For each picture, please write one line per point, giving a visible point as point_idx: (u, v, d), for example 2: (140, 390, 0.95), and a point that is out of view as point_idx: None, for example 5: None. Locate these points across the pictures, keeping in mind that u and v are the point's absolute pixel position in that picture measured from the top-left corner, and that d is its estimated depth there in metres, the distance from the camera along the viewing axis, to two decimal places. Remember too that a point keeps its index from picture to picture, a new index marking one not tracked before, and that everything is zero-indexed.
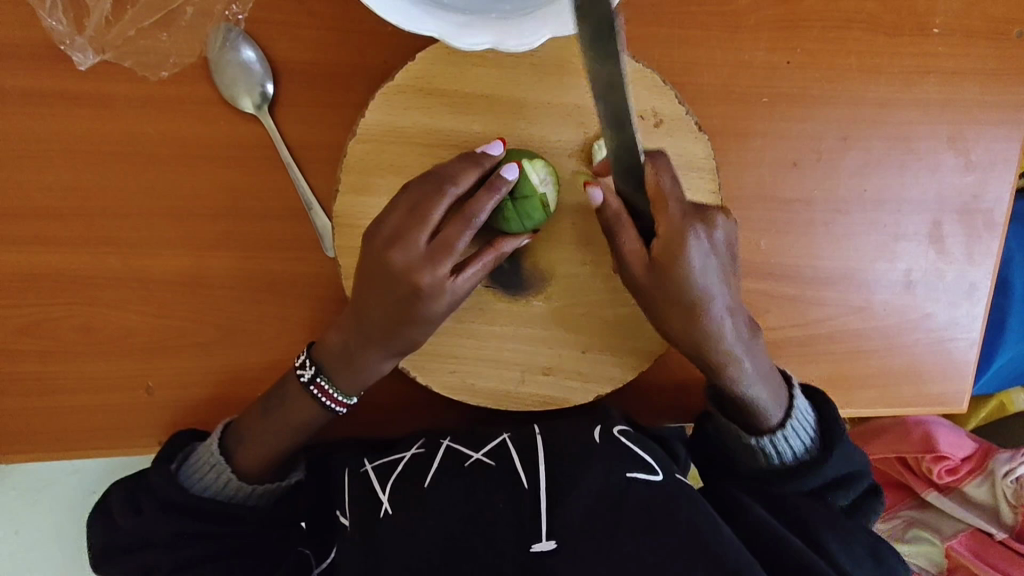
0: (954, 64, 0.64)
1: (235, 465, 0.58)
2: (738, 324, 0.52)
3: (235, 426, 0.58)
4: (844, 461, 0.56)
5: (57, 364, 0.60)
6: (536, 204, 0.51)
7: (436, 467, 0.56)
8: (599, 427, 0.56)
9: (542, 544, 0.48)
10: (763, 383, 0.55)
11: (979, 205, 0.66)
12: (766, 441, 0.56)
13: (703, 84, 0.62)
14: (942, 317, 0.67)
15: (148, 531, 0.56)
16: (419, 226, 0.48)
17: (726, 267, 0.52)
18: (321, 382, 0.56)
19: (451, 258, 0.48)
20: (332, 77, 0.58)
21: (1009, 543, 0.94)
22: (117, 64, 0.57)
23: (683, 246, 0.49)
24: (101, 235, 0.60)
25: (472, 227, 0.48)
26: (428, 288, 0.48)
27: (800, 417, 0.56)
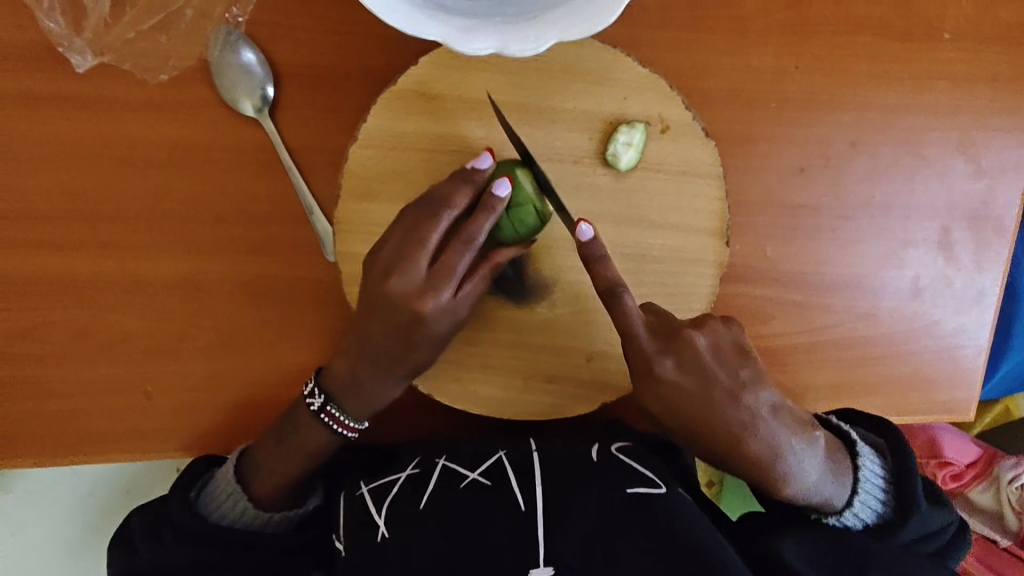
0: (965, 69, 0.63)
1: (251, 495, 0.59)
2: (786, 440, 0.51)
3: (248, 453, 0.58)
4: (924, 521, 0.54)
5: (57, 368, 0.60)
6: (530, 212, 0.50)
7: (432, 486, 0.56)
8: (598, 445, 0.57)
9: (539, 571, 0.47)
10: (827, 483, 0.53)
11: (989, 211, 0.65)
12: (833, 520, 0.55)
13: (709, 89, 0.61)
14: (950, 325, 0.66)
15: (168, 560, 0.57)
16: (418, 251, 0.49)
17: (734, 378, 0.51)
18: (331, 410, 0.55)
19: (452, 283, 0.49)
20: (334, 80, 0.58)
21: (1014, 549, 0.94)
22: (115, 66, 0.57)
23: (665, 384, 0.51)
24: (99, 238, 0.59)
25: (471, 250, 0.49)
26: (429, 314, 0.49)
27: (867, 486, 0.55)
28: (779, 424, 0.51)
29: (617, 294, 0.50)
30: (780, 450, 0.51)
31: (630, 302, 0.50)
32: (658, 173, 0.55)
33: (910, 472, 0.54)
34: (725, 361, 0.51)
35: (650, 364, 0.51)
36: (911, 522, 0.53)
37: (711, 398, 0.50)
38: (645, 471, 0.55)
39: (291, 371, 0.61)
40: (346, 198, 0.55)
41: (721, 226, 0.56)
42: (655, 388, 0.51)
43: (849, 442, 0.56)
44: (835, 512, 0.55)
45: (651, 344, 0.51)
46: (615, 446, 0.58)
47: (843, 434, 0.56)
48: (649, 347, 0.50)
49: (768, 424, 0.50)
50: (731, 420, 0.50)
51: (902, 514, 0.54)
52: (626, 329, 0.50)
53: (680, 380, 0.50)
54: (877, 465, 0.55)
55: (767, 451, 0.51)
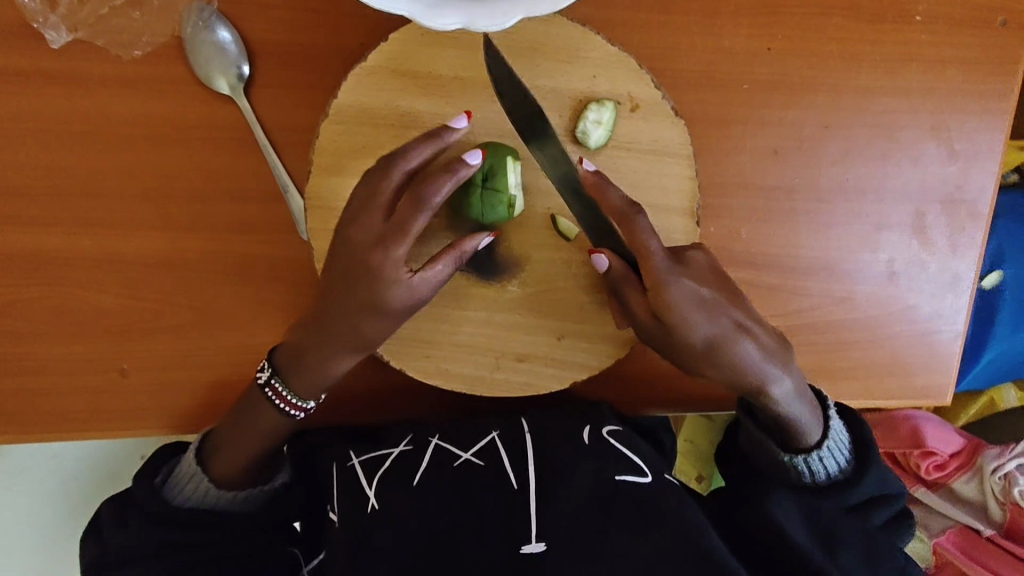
0: (938, 52, 0.63)
1: (212, 474, 0.59)
2: (766, 352, 0.52)
3: (212, 434, 0.59)
4: (879, 482, 0.58)
5: (31, 344, 0.60)
6: (503, 203, 0.51)
7: (425, 466, 0.56)
8: (588, 426, 0.57)
9: (531, 545, 0.49)
10: (802, 401, 0.55)
11: (963, 195, 0.65)
12: (800, 460, 0.57)
13: (682, 70, 0.61)
14: (926, 309, 0.66)
15: (136, 546, 0.56)
16: (372, 204, 0.49)
17: (729, 294, 0.52)
18: (275, 386, 0.56)
19: (406, 241, 0.48)
20: (309, 58, 0.58)
21: (997, 539, 0.93)
22: (89, 43, 0.57)
23: (674, 294, 0.49)
24: (75, 215, 0.59)
25: (425, 209, 0.47)
26: (381, 270, 0.49)
27: (834, 438, 0.57)
28: (750, 336, 0.52)
29: (633, 215, 0.49)
30: (762, 362, 0.52)
31: (645, 223, 0.49)
32: (628, 151, 0.55)
33: (870, 436, 0.58)
34: (720, 278, 0.52)
35: (660, 277, 0.49)
36: (868, 479, 0.57)
37: (711, 307, 0.51)
38: (634, 458, 0.55)
39: (266, 349, 0.61)
40: (318, 173, 0.55)
41: (691, 206, 0.56)
42: (659, 298, 0.49)
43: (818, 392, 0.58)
44: (804, 451, 0.57)
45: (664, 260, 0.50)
46: (607, 429, 0.58)
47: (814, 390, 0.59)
48: (661, 259, 0.49)
49: (731, 327, 0.51)
50: (727, 330, 0.51)
51: (861, 470, 0.57)
52: (641, 247, 0.49)
53: (698, 292, 0.50)
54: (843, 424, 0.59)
55: (757, 361, 0.52)
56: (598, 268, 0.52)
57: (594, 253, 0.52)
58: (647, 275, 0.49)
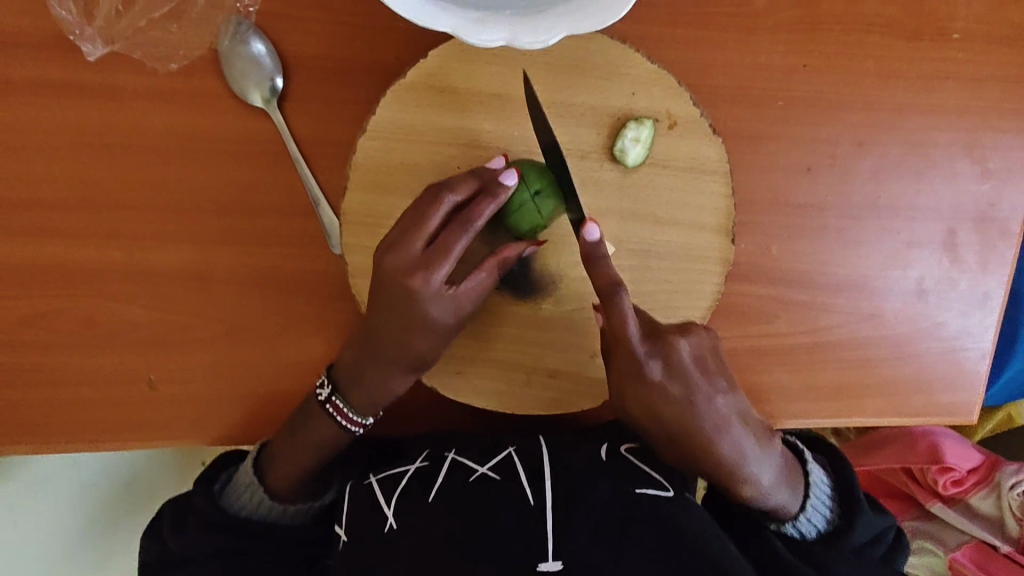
0: (973, 70, 0.63)
1: (267, 485, 0.59)
2: (745, 447, 0.51)
3: (266, 447, 0.59)
4: (869, 524, 0.57)
5: (62, 355, 0.60)
6: (528, 218, 0.51)
7: (440, 480, 0.56)
8: (607, 445, 0.59)
9: (549, 563, 0.46)
10: (783, 486, 0.54)
11: (994, 213, 0.65)
12: (789, 527, 0.56)
13: (718, 86, 0.62)
14: (953, 327, 0.66)
15: (192, 548, 0.58)
16: (415, 232, 0.48)
17: (713, 385, 0.51)
18: (336, 402, 0.56)
19: (448, 263, 0.48)
20: (345, 72, 0.58)
21: (1014, 555, 0.93)
22: (125, 55, 0.57)
23: (652, 379, 0.50)
24: (106, 227, 0.59)
25: (470, 232, 0.48)
26: (423, 292, 0.48)
27: (816, 491, 0.57)
28: (731, 437, 0.50)
29: (613, 294, 0.48)
30: (743, 457, 0.51)
31: (625, 303, 0.48)
32: (664, 169, 0.55)
33: (852, 483, 0.58)
34: (704, 368, 0.51)
35: (637, 363, 0.50)
36: (857, 524, 0.56)
37: (688, 402, 0.50)
38: (655, 476, 0.56)
39: (295, 363, 0.61)
40: (354, 188, 0.55)
41: (726, 223, 0.56)
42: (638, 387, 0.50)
43: (797, 449, 0.58)
44: (789, 519, 0.56)
45: (642, 346, 0.50)
46: (625, 449, 0.59)
47: (797, 451, 0.59)
48: (640, 347, 0.49)
49: (712, 425, 0.50)
50: (706, 425, 0.50)
51: (847, 518, 0.57)
52: (619, 332, 0.49)
53: (666, 386, 0.50)
54: (824, 472, 0.59)
55: (737, 456, 0.51)
56: None
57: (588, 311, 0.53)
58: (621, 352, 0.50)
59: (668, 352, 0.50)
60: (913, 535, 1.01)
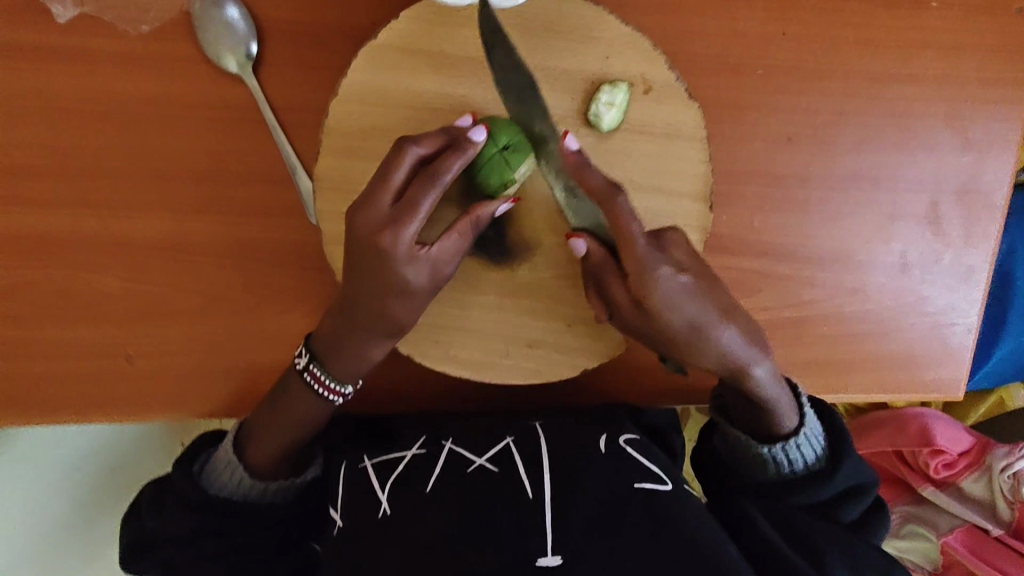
0: (954, 38, 0.62)
1: (247, 464, 0.58)
2: (745, 332, 0.50)
3: (247, 423, 0.58)
4: (853, 473, 0.56)
5: (38, 325, 0.59)
6: (497, 173, 0.50)
7: (439, 469, 0.55)
8: (606, 436, 0.56)
9: (547, 558, 0.46)
10: (779, 383, 0.53)
11: (978, 185, 0.64)
12: (779, 450, 0.56)
13: (695, 54, 0.61)
14: (939, 302, 0.65)
15: (171, 529, 0.57)
16: (382, 188, 0.48)
17: (706, 272, 0.50)
18: (314, 369, 0.55)
19: (416, 219, 0.47)
20: (319, 37, 0.58)
21: (1005, 539, 0.92)
22: (96, 18, 0.56)
23: (663, 278, 0.47)
24: (81, 197, 0.59)
25: (437, 187, 0.47)
26: (393, 249, 0.48)
27: (812, 426, 0.56)
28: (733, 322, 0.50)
29: (613, 196, 0.46)
30: (744, 344, 0.50)
31: (627, 205, 0.46)
32: (640, 134, 0.54)
33: (841, 425, 0.58)
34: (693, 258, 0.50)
35: (648, 259, 0.47)
36: (844, 464, 0.56)
37: (692, 295, 0.48)
38: (651, 467, 0.54)
39: (271, 334, 0.60)
40: (327, 154, 0.54)
41: (703, 190, 0.55)
42: (648, 290, 0.47)
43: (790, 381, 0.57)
44: (781, 439, 0.56)
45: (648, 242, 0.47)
46: (624, 438, 0.57)
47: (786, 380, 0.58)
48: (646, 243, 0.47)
49: (713, 314, 0.49)
50: (713, 311, 0.49)
51: (836, 458, 0.56)
52: (627, 234, 0.46)
53: (677, 277, 0.48)
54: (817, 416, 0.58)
55: (740, 344, 0.50)
56: (577, 252, 0.50)
57: (571, 238, 0.50)
58: (627, 254, 0.47)
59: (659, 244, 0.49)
60: (904, 520, 0.99)
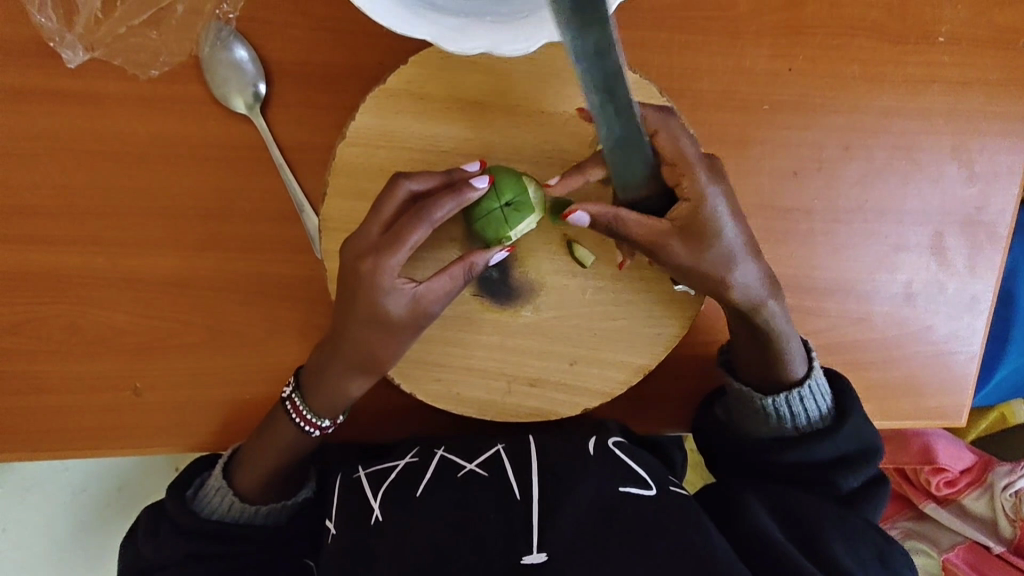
0: (959, 73, 0.63)
1: (236, 487, 0.59)
2: (765, 268, 0.53)
3: (240, 450, 0.59)
4: (856, 437, 0.56)
5: (46, 363, 0.60)
6: (492, 223, 0.51)
7: (429, 475, 0.56)
8: (594, 439, 0.57)
9: (532, 556, 0.47)
10: (790, 328, 0.55)
11: (982, 217, 0.65)
12: (782, 402, 0.56)
13: (703, 90, 0.61)
14: (942, 330, 0.66)
15: (164, 556, 0.57)
16: (372, 218, 0.49)
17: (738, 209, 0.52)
18: (294, 400, 0.56)
19: (399, 251, 0.48)
20: (328, 77, 0.58)
21: (1007, 556, 0.93)
22: (106, 62, 0.57)
23: (721, 195, 0.49)
24: (89, 234, 0.59)
25: (425, 223, 0.47)
26: (375, 278, 0.48)
27: (818, 381, 0.57)
28: (756, 258, 0.52)
29: (665, 115, 0.50)
30: (762, 277, 0.52)
31: (677, 125, 0.50)
32: None
33: (847, 387, 0.58)
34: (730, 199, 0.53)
35: (706, 183, 0.49)
36: (847, 427, 0.56)
37: (738, 215, 0.50)
38: (639, 471, 0.55)
39: (279, 369, 0.61)
40: (334, 194, 0.55)
41: None
42: (702, 211, 0.48)
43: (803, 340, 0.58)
44: (789, 389, 0.56)
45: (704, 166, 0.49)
46: (613, 441, 0.57)
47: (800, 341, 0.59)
48: (704, 165, 0.49)
49: (746, 238, 0.51)
50: (747, 241, 0.51)
51: (840, 419, 0.56)
52: (683, 156, 0.48)
53: (725, 203, 0.49)
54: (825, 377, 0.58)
55: (760, 277, 0.52)
56: (580, 224, 0.48)
57: (572, 212, 0.48)
58: (688, 182, 0.48)
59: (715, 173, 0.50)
60: (906, 536, 0.99)
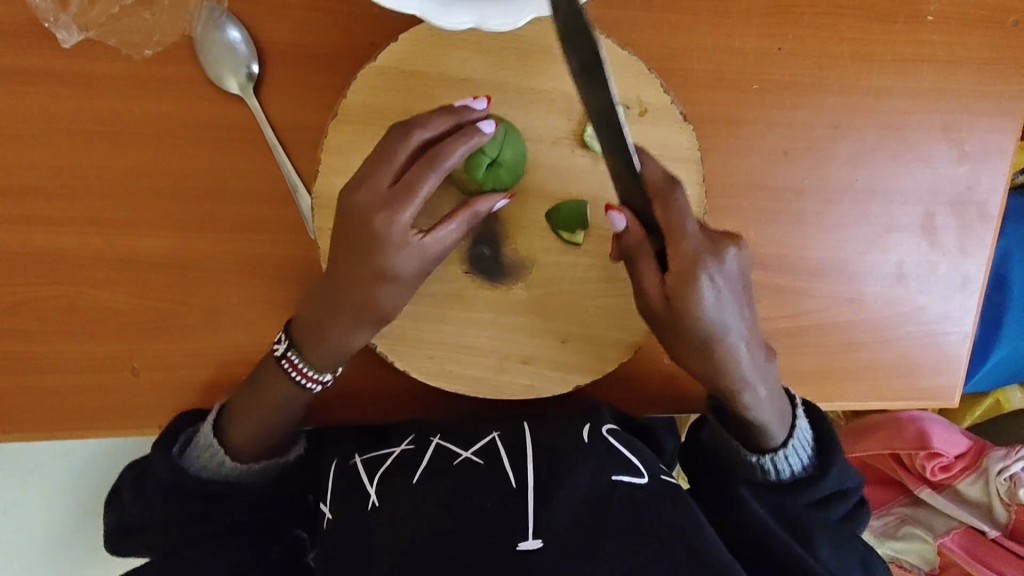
0: (947, 53, 0.63)
1: (227, 445, 0.58)
2: (752, 356, 0.52)
3: (228, 408, 0.57)
4: (841, 477, 0.57)
5: (43, 343, 0.60)
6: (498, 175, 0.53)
7: (424, 466, 0.55)
8: (588, 426, 0.57)
9: (528, 542, 0.47)
10: (771, 407, 0.54)
11: (972, 196, 0.65)
12: (767, 460, 0.56)
13: (693, 70, 0.62)
14: (934, 310, 0.66)
15: (150, 512, 0.57)
16: (384, 165, 0.48)
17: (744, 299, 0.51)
18: (292, 357, 0.55)
19: (411, 202, 0.48)
20: (319, 57, 0.59)
21: (1002, 540, 0.93)
22: (100, 42, 0.57)
23: (703, 286, 0.47)
24: (84, 214, 0.59)
25: (437, 170, 0.48)
26: (387, 232, 0.48)
27: (800, 438, 0.57)
28: (741, 347, 0.51)
29: (670, 190, 0.47)
30: (744, 366, 0.52)
31: (684, 199, 0.47)
32: None
33: (831, 430, 0.58)
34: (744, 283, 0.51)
35: (694, 269, 0.47)
36: (830, 472, 0.56)
37: (728, 309, 0.49)
38: (633, 460, 0.55)
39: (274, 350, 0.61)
40: (326, 173, 0.55)
41: (698, 211, 0.57)
42: (682, 294, 0.47)
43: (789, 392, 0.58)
44: (771, 450, 0.56)
45: (701, 253, 0.47)
46: (605, 429, 0.57)
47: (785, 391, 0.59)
48: (697, 250, 0.47)
49: (737, 327, 0.50)
50: (731, 334, 0.50)
51: (823, 465, 0.57)
52: (677, 231, 0.47)
53: (710, 299, 0.48)
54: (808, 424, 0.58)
55: (743, 364, 0.52)
56: (615, 227, 0.48)
57: (612, 211, 0.47)
58: (673, 258, 0.47)
59: (717, 266, 0.48)
60: (902, 522, 1.00)
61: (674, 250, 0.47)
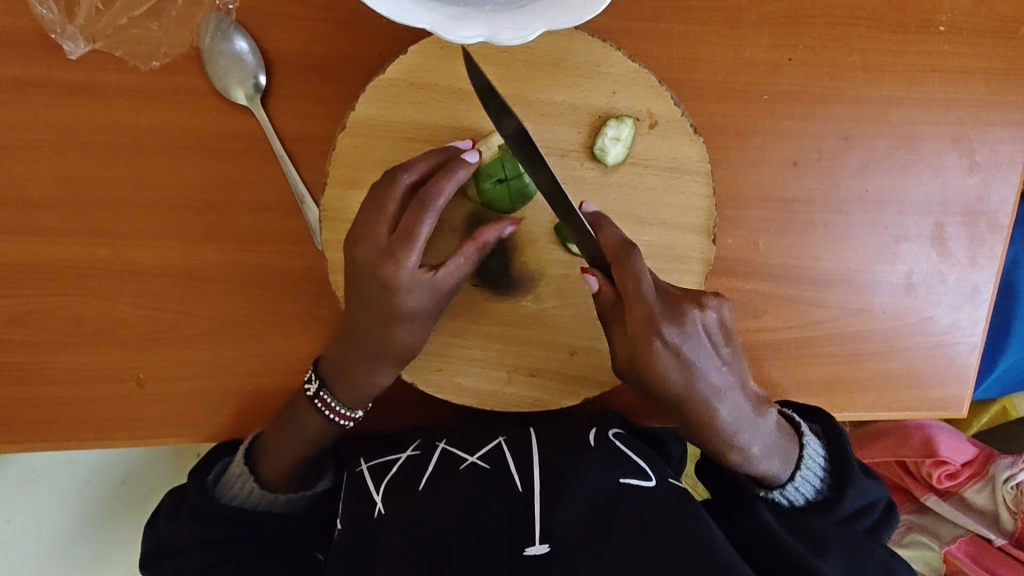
0: (959, 63, 0.63)
1: (259, 476, 0.59)
2: (739, 414, 0.51)
3: (263, 441, 0.58)
4: (861, 494, 0.57)
5: (49, 354, 0.60)
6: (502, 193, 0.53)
7: (432, 469, 0.56)
8: (594, 430, 0.57)
9: (536, 547, 0.46)
10: (767, 459, 0.54)
11: (983, 207, 0.65)
12: (777, 493, 0.56)
13: (703, 81, 0.61)
14: (943, 320, 0.65)
15: (182, 540, 0.58)
16: (378, 220, 0.50)
17: (717, 355, 0.50)
18: (323, 397, 0.56)
19: (413, 247, 0.49)
20: (326, 68, 0.58)
21: (1009, 548, 0.92)
22: (107, 53, 0.57)
23: (656, 351, 0.48)
24: (91, 225, 0.59)
25: (431, 212, 0.48)
26: (395, 281, 0.49)
27: (810, 464, 0.57)
28: (721, 406, 0.50)
29: None
30: (731, 424, 0.51)
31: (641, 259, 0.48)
32: (646, 168, 0.56)
33: (845, 454, 0.57)
34: (716, 339, 0.50)
35: (650, 329, 0.48)
36: (847, 494, 0.56)
37: (693, 369, 0.49)
38: (639, 462, 0.54)
39: (281, 360, 0.61)
40: (334, 185, 0.56)
41: (708, 224, 0.57)
42: (640, 354, 0.49)
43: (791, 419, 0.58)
44: (778, 486, 0.56)
45: (655, 313, 0.48)
46: (611, 433, 0.57)
47: (790, 419, 0.58)
48: (653, 313, 0.48)
49: (711, 387, 0.50)
50: (704, 392, 0.49)
51: (838, 490, 0.57)
52: (631, 293, 0.48)
53: (669, 360, 0.48)
54: (819, 443, 0.58)
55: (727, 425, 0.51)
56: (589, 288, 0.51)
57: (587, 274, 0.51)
58: (628, 319, 0.48)
59: (675, 329, 0.48)
60: (909, 529, 1.00)
61: (629, 314, 0.48)
